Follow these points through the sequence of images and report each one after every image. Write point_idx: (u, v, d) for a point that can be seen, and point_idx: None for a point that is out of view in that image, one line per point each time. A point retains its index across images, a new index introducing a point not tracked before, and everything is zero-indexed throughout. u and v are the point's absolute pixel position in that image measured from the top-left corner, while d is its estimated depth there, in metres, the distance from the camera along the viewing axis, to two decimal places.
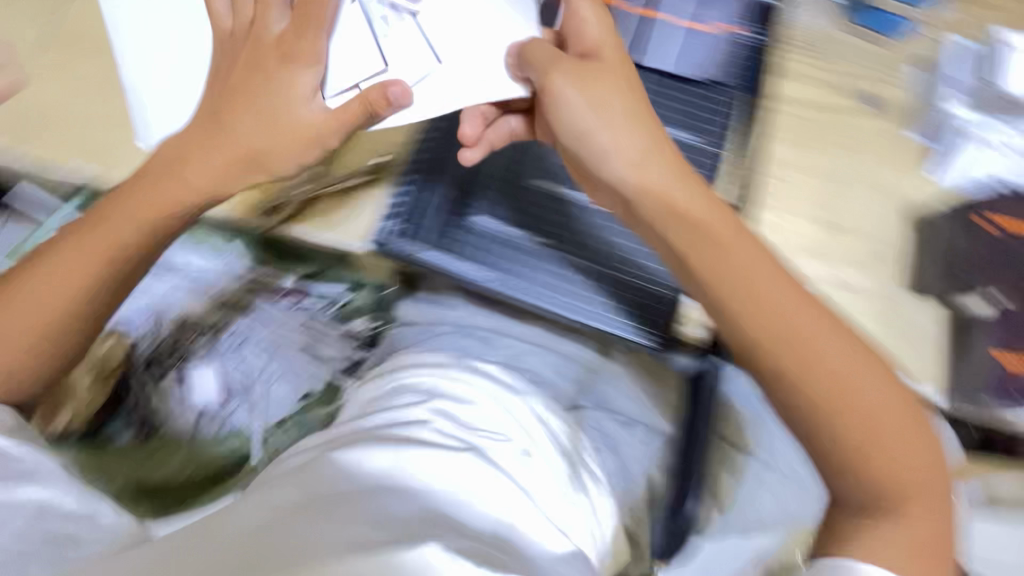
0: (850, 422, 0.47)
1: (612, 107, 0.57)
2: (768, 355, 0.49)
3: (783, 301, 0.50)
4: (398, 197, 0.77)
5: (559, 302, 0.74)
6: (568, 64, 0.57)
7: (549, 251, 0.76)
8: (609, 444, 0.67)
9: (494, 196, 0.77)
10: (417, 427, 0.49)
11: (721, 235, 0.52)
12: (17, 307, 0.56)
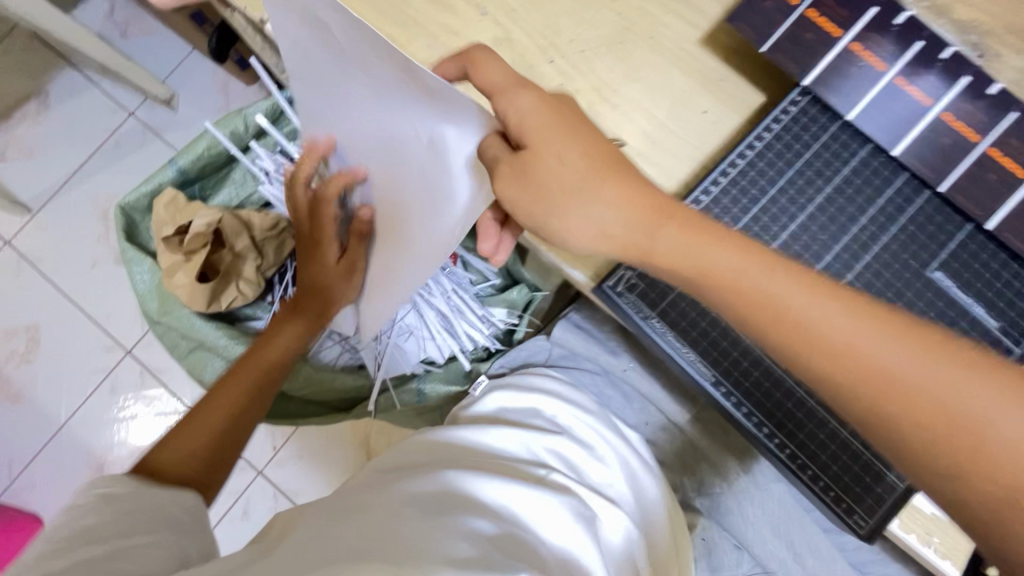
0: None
1: (563, 165, 0.41)
2: (890, 418, 0.33)
3: (891, 359, 0.33)
4: (656, 297, 0.50)
5: (835, 473, 0.48)
6: (502, 169, 0.41)
7: (780, 399, 0.49)
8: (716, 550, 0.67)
9: (716, 312, 0.49)
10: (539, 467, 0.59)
11: (772, 289, 0.36)
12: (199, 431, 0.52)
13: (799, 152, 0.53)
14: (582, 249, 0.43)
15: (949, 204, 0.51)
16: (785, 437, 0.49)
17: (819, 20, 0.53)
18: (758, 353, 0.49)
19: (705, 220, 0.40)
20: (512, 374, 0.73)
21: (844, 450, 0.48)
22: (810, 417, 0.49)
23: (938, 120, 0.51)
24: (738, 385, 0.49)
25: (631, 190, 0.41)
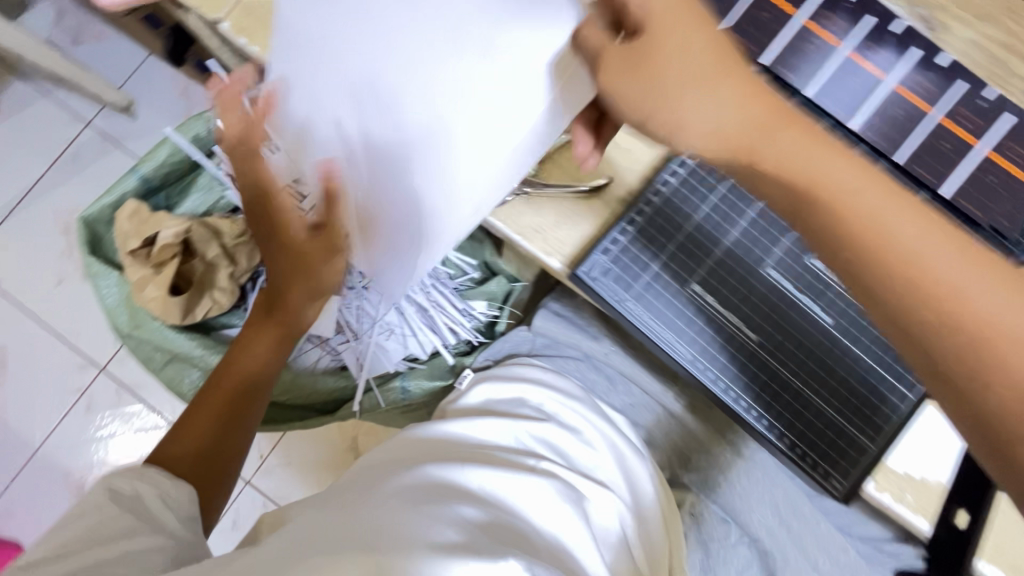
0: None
1: (689, 56, 0.38)
2: (897, 285, 0.33)
3: (912, 237, 0.33)
4: (643, 236, 0.51)
5: (805, 427, 0.50)
6: (613, 59, 0.40)
7: (756, 352, 0.50)
8: (703, 529, 0.68)
9: (700, 255, 0.51)
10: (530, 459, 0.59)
11: (827, 171, 0.35)
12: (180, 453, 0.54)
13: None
14: (689, 147, 0.39)
15: (908, 173, 0.52)
16: (759, 393, 0.50)
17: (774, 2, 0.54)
18: (744, 299, 0.51)
19: (822, 129, 0.37)
20: (496, 367, 0.73)
21: (818, 417, 0.49)
22: (782, 373, 0.50)
23: (889, 97, 0.52)
24: (712, 352, 0.50)
25: (750, 93, 0.38)
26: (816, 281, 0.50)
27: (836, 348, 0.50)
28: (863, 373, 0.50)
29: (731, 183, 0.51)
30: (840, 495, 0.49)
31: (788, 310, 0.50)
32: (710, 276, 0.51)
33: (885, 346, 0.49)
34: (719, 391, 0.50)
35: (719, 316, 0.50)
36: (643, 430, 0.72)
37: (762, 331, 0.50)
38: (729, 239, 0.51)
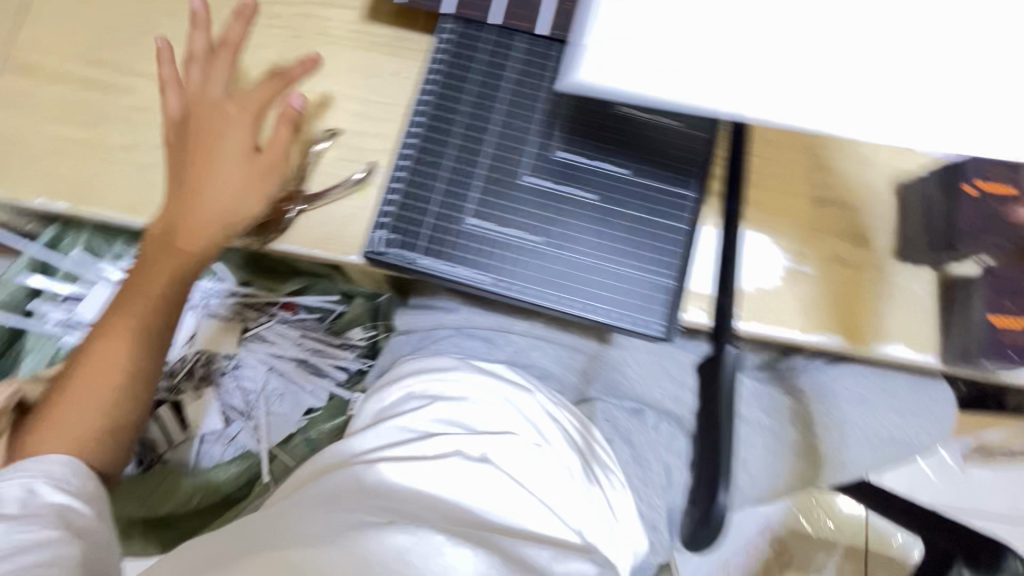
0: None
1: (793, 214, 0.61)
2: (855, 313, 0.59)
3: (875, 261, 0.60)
4: (408, 196, 0.55)
5: (610, 288, 0.55)
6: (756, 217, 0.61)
7: (546, 244, 0.55)
8: (618, 432, 0.70)
9: (465, 186, 0.55)
10: (417, 438, 0.60)
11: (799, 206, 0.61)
12: (82, 374, 0.51)
13: (470, 61, 0.58)
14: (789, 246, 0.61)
15: None
16: (561, 277, 0.55)
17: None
18: (520, 206, 0.56)
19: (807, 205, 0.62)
20: (382, 380, 0.73)
21: (614, 276, 0.55)
22: (571, 251, 0.55)
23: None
24: (503, 266, 0.54)
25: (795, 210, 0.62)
26: (567, 170, 0.56)
27: (609, 216, 0.56)
28: (639, 226, 0.55)
29: (460, 120, 0.57)
30: (665, 334, 0.54)
31: (566, 204, 0.56)
32: (481, 206, 0.55)
33: (641, 195, 0.56)
34: (530, 298, 0.54)
35: (503, 236, 0.55)
36: (538, 368, 0.74)
37: (543, 231, 0.55)
38: (482, 169, 0.56)
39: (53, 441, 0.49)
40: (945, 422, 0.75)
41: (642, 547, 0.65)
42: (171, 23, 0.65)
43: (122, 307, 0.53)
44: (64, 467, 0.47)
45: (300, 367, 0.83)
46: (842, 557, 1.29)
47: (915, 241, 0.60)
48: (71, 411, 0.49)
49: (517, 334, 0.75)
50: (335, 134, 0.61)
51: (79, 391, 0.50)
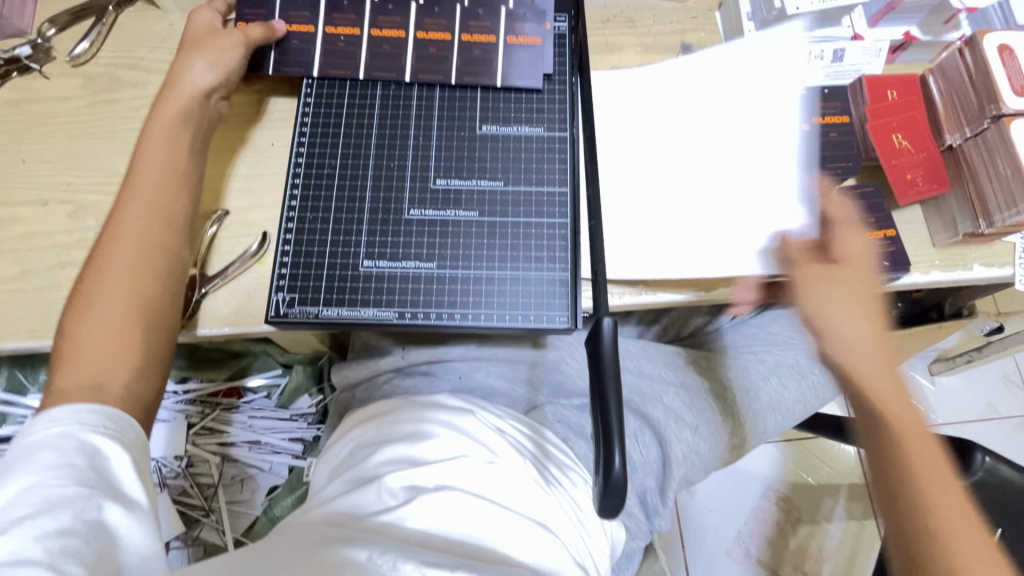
0: (942, 508, 0.43)
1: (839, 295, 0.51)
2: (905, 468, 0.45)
3: (888, 392, 0.48)
4: (302, 251, 0.57)
5: (510, 292, 0.57)
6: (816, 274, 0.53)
7: (442, 265, 0.57)
8: (569, 431, 0.71)
9: (356, 230, 0.58)
10: (367, 485, 0.59)
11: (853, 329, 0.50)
12: (109, 296, 0.50)
13: (337, 118, 0.62)
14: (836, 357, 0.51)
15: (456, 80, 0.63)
16: (463, 293, 0.57)
17: (340, 31, 0.63)
18: (411, 236, 0.58)
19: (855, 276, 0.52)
20: (333, 437, 0.72)
21: (512, 280, 0.57)
22: (467, 267, 0.57)
23: (461, 40, 0.63)
24: (406, 296, 0.56)
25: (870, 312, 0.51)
26: (447, 196, 0.59)
27: (495, 227, 0.58)
28: (526, 231, 0.58)
29: (338, 172, 0.60)
30: (570, 323, 0.56)
31: (456, 223, 0.58)
32: (373, 247, 0.58)
33: (521, 199, 0.59)
34: (437, 321, 0.56)
35: (399, 270, 0.57)
36: (483, 388, 0.74)
37: (437, 256, 0.57)
38: (367, 213, 0.59)
39: (74, 368, 0.47)
40: None
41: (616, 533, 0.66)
42: (48, 147, 0.67)
43: (108, 249, 0.51)
44: (96, 414, 0.45)
45: (254, 448, 0.84)
46: (849, 499, 1.30)
47: None
48: (85, 335, 0.48)
49: (456, 360, 0.76)
50: (224, 213, 0.61)
51: (89, 314, 0.49)
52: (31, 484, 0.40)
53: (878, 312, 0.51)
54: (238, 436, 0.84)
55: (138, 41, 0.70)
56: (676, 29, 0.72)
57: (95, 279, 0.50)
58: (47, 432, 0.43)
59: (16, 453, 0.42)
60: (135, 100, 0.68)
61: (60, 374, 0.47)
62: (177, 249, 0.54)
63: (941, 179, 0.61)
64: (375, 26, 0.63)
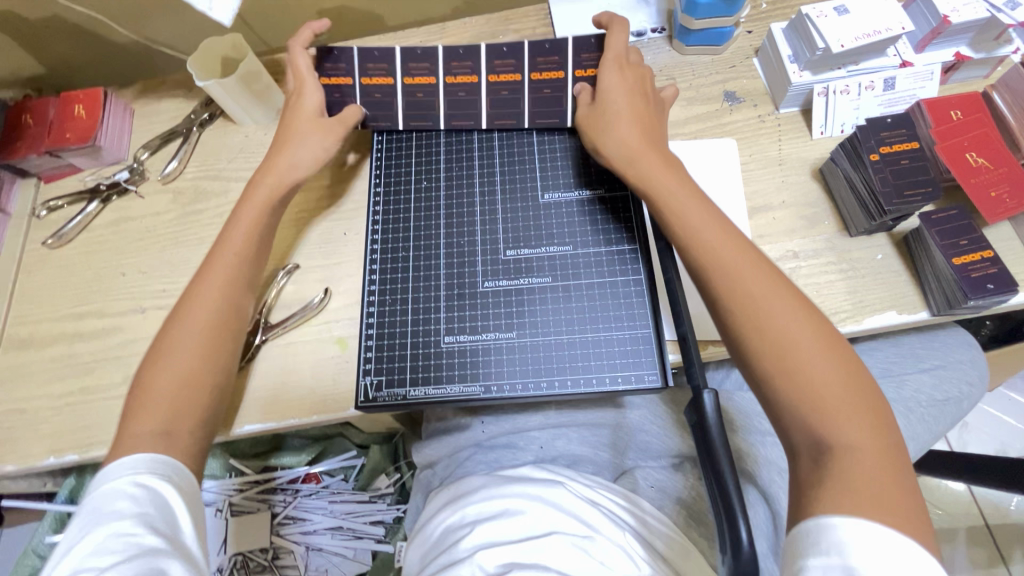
0: (834, 395, 0.41)
1: (700, 225, 0.50)
2: (812, 406, 0.42)
3: (800, 334, 0.44)
4: (384, 333, 0.59)
5: (593, 353, 0.56)
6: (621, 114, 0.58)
7: (518, 334, 0.57)
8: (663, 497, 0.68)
9: (432, 309, 0.59)
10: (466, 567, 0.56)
11: (717, 247, 0.49)
12: (159, 382, 0.50)
13: (406, 201, 0.65)
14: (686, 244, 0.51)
15: (514, 154, 0.66)
16: (545, 359, 0.56)
17: (416, 81, 0.65)
18: (486, 309, 0.59)
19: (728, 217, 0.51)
20: (421, 520, 0.71)
21: (595, 342, 0.56)
22: (546, 331, 0.57)
23: (532, 79, 0.64)
24: (487, 371, 0.56)
25: (715, 217, 0.51)
26: (519, 265, 0.60)
27: (571, 291, 0.59)
28: (601, 292, 0.58)
29: (412, 252, 0.62)
30: (659, 379, 0.55)
31: (532, 291, 0.59)
32: (452, 323, 0.59)
33: (591, 259, 0.60)
34: (523, 391, 0.55)
35: (480, 343, 0.58)
36: (566, 456, 0.72)
37: (516, 326, 0.58)
38: (443, 290, 0.60)
39: (146, 414, 0.49)
40: (981, 368, 0.72)
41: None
42: (142, 258, 0.72)
43: (180, 314, 0.54)
44: (167, 465, 0.47)
45: (338, 534, 0.83)
46: (968, 542, 1.22)
47: (854, 216, 0.62)
48: (158, 380, 0.50)
49: (534, 427, 0.74)
50: (295, 266, 0.66)
51: (165, 361, 0.51)
52: (120, 527, 0.43)
53: (639, 108, 0.59)
54: (320, 524, 0.83)
55: (219, 155, 0.77)
56: (719, 80, 0.74)
57: (159, 353, 0.52)
58: (122, 479, 0.45)
59: (104, 493, 0.44)
60: (219, 207, 0.74)
61: (134, 418, 0.49)
62: (244, 308, 0.56)
63: None
64: (407, 75, 0.65)
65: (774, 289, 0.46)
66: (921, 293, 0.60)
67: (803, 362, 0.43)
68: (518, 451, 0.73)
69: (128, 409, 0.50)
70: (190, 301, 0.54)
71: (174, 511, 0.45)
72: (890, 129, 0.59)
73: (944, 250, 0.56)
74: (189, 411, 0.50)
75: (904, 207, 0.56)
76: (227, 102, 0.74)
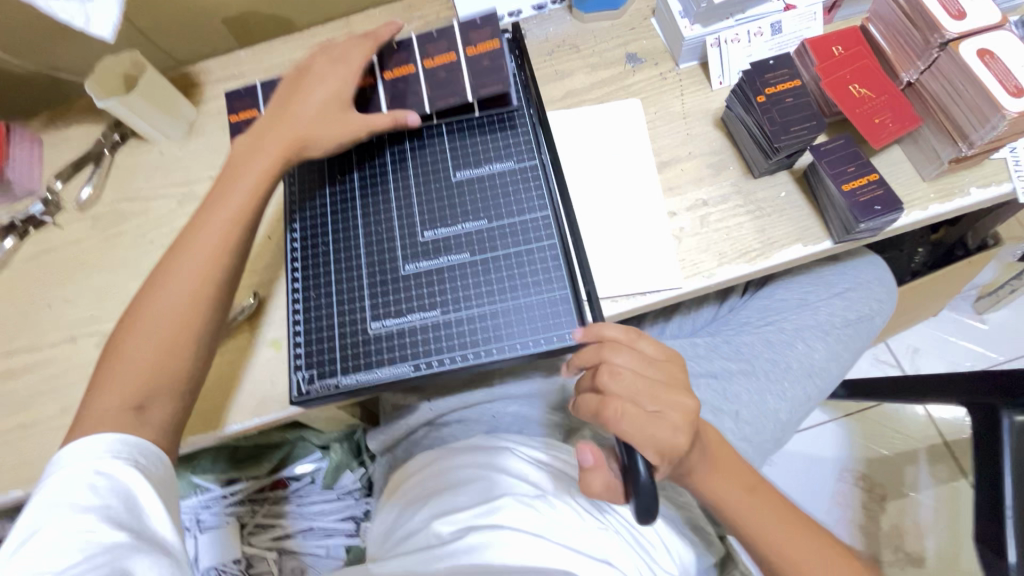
0: (752, 516, 0.55)
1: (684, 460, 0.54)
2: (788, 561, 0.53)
3: (756, 516, 0.55)
4: (311, 325, 0.60)
5: (515, 320, 0.58)
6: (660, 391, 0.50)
7: (444, 313, 0.59)
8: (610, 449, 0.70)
9: (358, 300, 0.60)
10: (422, 538, 0.57)
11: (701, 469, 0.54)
12: (137, 360, 0.53)
13: (320, 190, 0.65)
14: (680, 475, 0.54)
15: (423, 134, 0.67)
16: (472, 331, 0.58)
17: None
18: (411, 292, 0.60)
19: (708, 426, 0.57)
20: (381, 503, 0.72)
21: (517, 309, 0.58)
22: (470, 305, 0.59)
23: (426, 67, 0.64)
24: (416, 353, 0.58)
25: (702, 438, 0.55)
26: (436, 244, 0.62)
27: (489, 263, 0.60)
28: (518, 260, 0.60)
29: (332, 242, 0.63)
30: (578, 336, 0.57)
31: (452, 268, 0.60)
32: (378, 308, 0.60)
33: (507, 230, 0.61)
34: (452, 364, 0.57)
35: (406, 324, 0.59)
36: (518, 423, 0.74)
37: (440, 304, 0.59)
38: (366, 278, 0.61)
39: (118, 384, 0.52)
40: (890, 289, 0.77)
41: (681, 553, 0.63)
42: (68, 288, 0.71)
43: (158, 290, 0.55)
44: (128, 445, 0.50)
45: (308, 535, 0.85)
46: (929, 461, 1.27)
47: (754, 158, 0.64)
48: (132, 354, 0.53)
49: (485, 399, 0.75)
50: None
51: (141, 336, 0.54)
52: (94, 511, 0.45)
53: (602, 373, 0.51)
54: (292, 527, 0.85)
55: (134, 175, 0.76)
56: (621, 43, 0.75)
57: (140, 324, 0.54)
58: (84, 466, 0.47)
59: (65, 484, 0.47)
60: (141, 227, 0.73)
61: (106, 387, 0.52)
62: (219, 302, 0.56)
63: (911, 115, 0.61)
64: None
65: (735, 488, 0.55)
66: (822, 222, 0.63)
67: (768, 535, 0.54)
68: (472, 424, 0.74)
69: (102, 376, 0.53)
70: (176, 278, 0.55)
71: (142, 495, 0.48)
72: (773, 71, 0.62)
73: (833, 178, 0.59)
74: (159, 396, 0.53)
75: (789, 143, 0.59)
76: (134, 121, 0.73)
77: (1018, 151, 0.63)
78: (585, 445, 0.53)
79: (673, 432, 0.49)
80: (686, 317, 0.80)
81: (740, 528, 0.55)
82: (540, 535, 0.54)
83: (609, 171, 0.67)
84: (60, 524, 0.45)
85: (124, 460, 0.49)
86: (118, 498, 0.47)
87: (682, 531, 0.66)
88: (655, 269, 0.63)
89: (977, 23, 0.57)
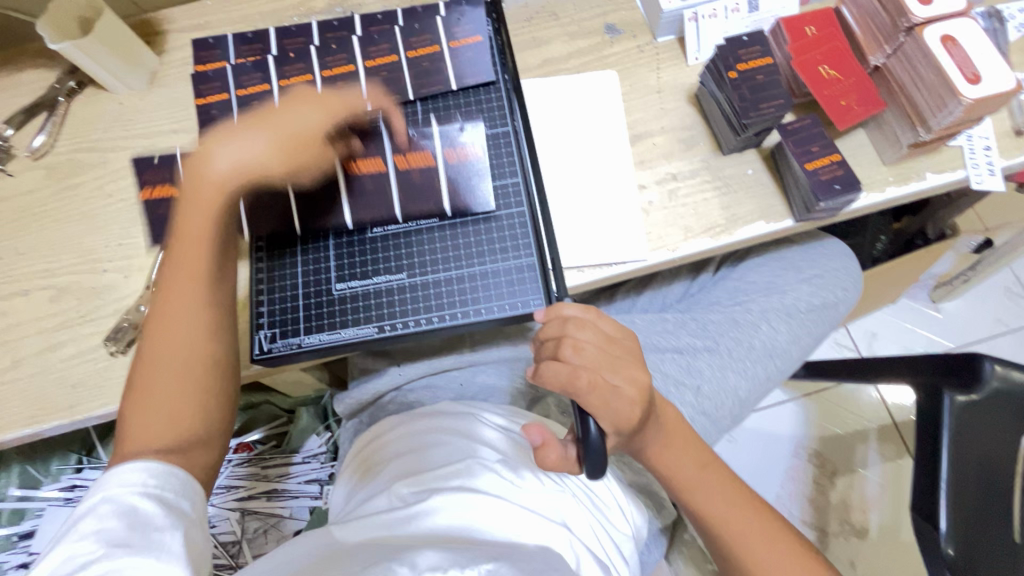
0: (697, 484, 0.57)
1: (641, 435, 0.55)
2: (732, 527, 0.55)
3: (701, 488, 0.57)
4: (275, 284, 0.59)
5: (484, 287, 0.59)
6: (614, 350, 0.52)
7: (412, 276, 0.59)
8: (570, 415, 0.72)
9: (325, 259, 0.60)
10: (382, 498, 0.57)
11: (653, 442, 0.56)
12: (153, 408, 0.49)
13: None
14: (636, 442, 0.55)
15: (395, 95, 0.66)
16: (442, 295, 0.58)
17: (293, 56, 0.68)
18: (379, 254, 0.60)
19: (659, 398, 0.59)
20: (344, 466, 0.72)
21: (485, 275, 0.59)
22: (441, 268, 0.59)
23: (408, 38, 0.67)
24: (384, 316, 0.58)
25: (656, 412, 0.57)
26: None
27: (457, 228, 0.60)
28: (486, 226, 0.60)
29: None
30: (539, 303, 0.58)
31: (419, 232, 0.60)
32: (344, 270, 0.59)
33: None
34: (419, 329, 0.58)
35: (372, 287, 0.59)
36: (484, 389, 0.75)
37: (407, 267, 0.59)
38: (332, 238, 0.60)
39: (137, 447, 0.48)
40: (851, 272, 0.79)
41: (634, 516, 0.66)
42: (19, 240, 0.69)
43: (155, 334, 0.51)
44: (142, 469, 0.45)
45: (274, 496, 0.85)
46: (879, 441, 1.33)
47: (724, 135, 0.65)
48: (144, 418, 0.49)
49: (449, 362, 0.76)
50: None
51: (149, 397, 0.50)
52: (94, 535, 0.41)
53: (556, 345, 0.51)
54: (256, 488, 0.85)
55: (92, 125, 0.73)
56: (600, 12, 0.74)
57: (144, 379, 0.50)
58: (93, 497, 0.44)
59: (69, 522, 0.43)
60: (99, 179, 0.71)
61: (128, 447, 0.48)
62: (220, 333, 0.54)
63: (875, 99, 0.62)
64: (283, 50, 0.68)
65: (680, 455, 0.57)
66: (785, 200, 0.65)
67: (713, 507, 0.56)
68: (439, 388, 0.75)
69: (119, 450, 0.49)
70: (164, 326, 0.51)
71: (150, 511, 0.43)
72: (745, 46, 0.63)
73: (798, 157, 0.61)
74: (181, 439, 0.49)
75: (756, 117, 0.60)
76: (91, 68, 0.70)
77: (974, 140, 0.65)
78: (530, 424, 0.53)
79: (630, 408, 0.50)
80: (653, 292, 0.82)
81: (688, 497, 0.57)
82: (497, 496, 0.56)
83: (582, 142, 0.67)
84: (66, 557, 0.40)
85: (134, 478, 0.45)
86: (126, 518, 0.42)
87: (635, 495, 0.68)
88: (622, 239, 0.63)
89: (943, 8, 0.58)
